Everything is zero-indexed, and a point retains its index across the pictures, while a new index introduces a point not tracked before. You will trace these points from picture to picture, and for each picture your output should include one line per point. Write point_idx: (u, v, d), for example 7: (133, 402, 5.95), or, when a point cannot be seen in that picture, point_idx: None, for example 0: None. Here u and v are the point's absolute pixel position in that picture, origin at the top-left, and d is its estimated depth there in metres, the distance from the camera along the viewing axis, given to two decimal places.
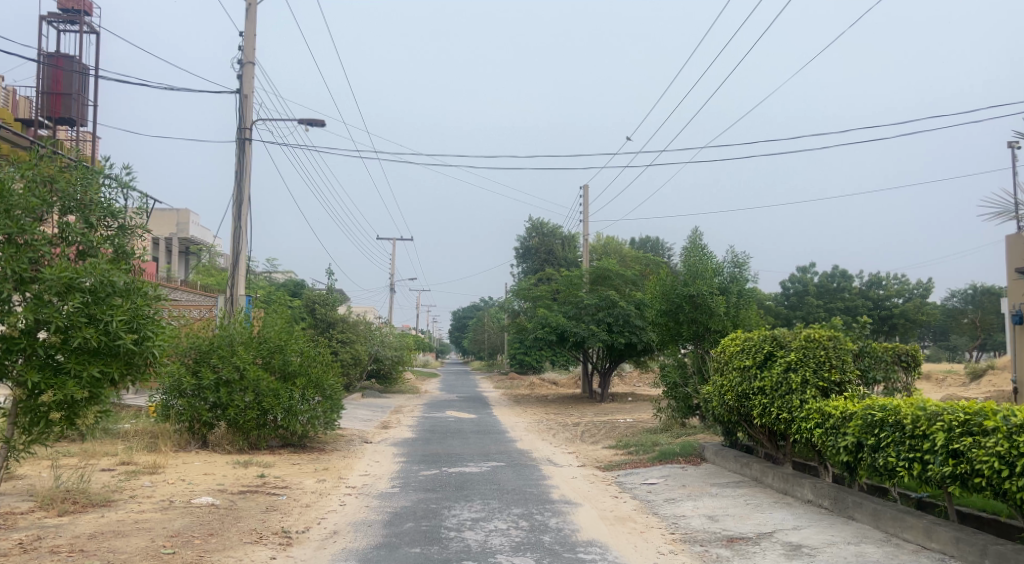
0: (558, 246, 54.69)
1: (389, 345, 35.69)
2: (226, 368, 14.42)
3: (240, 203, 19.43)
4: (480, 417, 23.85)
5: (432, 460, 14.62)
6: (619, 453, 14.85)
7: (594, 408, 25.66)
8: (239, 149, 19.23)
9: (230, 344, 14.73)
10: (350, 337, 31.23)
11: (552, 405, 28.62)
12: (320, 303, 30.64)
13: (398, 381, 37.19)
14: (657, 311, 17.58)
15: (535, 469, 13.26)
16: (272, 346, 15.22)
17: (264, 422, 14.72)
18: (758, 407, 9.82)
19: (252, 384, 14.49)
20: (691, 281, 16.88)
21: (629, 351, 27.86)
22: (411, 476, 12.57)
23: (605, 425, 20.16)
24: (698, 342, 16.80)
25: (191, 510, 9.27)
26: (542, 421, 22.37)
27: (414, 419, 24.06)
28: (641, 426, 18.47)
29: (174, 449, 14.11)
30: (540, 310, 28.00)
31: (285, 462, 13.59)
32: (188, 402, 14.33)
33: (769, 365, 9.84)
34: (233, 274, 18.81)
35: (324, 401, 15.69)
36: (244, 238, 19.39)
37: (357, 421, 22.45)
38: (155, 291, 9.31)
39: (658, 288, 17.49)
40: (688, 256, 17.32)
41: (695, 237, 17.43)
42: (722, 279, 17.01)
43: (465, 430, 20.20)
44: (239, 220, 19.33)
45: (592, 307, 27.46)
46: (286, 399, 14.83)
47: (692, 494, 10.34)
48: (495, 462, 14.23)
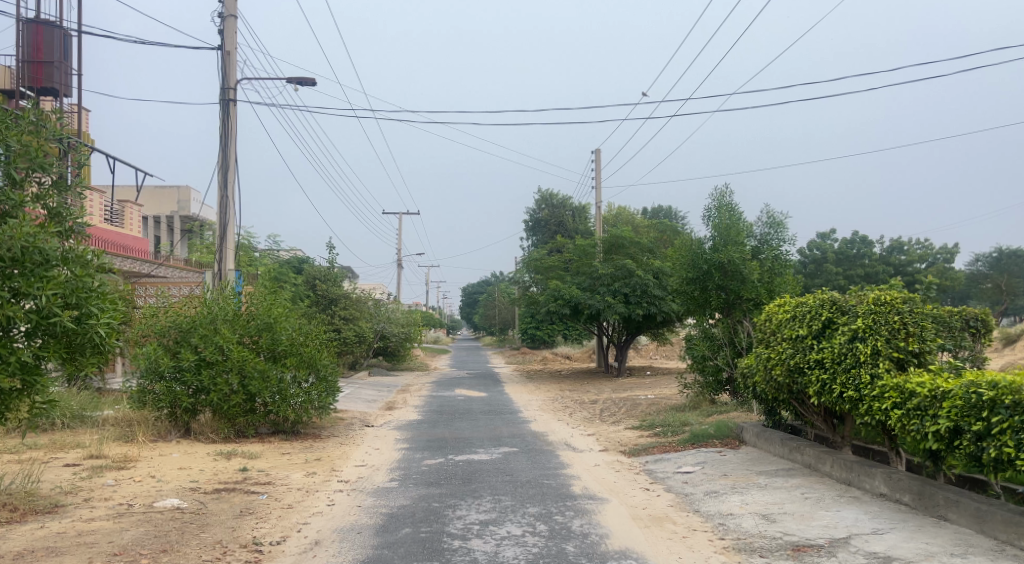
0: (568, 217, 53.06)
1: (395, 322, 34.26)
2: (208, 349, 12.95)
3: (226, 169, 17.95)
4: (492, 395, 22.41)
5: (438, 445, 13.19)
6: (645, 435, 13.37)
7: (611, 385, 24.14)
8: (224, 111, 17.99)
9: (213, 322, 13.29)
10: (354, 314, 29.74)
11: (568, 382, 27.20)
12: (321, 278, 29.19)
13: (406, 358, 35.81)
14: (682, 279, 16.11)
15: (553, 456, 11.84)
16: (260, 325, 13.75)
17: (252, 407, 13.33)
18: (815, 384, 8.30)
19: (238, 365, 13.06)
20: (720, 245, 15.33)
21: (648, 323, 26.32)
22: (412, 468, 11.13)
23: (626, 402, 18.69)
24: (728, 310, 15.23)
25: (149, 517, 7.87)
26: (557, 399, 20.94)
27: (422, 398, 22.68)
28: (665, 403, 16.98)
29: (152, 439, 12.73)
30: (553, 282, 26.52)
31: (273, 452, 12.20)
32: (166, 386, 12.88)
33: (828, 334, 8.32)
34: (221, 248, 17.43)
35: (318, 383, 14.26)
36: (232, 208, 17.92)
37: (360, 402, 21.10)
38: (99, 258, 7.99)
39: (683, 254, 15.98)
40: (716, 216, 15.74)
41: (724, 196, 15.82)
42: (753, 243, 15.52)
43: (474, 410, 18.76)
44: (225, 189, 17.82)
45: (608, 278, 25.93)
46: (275, 382, 13.42)
47: (737, 485, 8.87)
48: (507, 447, 12.78)
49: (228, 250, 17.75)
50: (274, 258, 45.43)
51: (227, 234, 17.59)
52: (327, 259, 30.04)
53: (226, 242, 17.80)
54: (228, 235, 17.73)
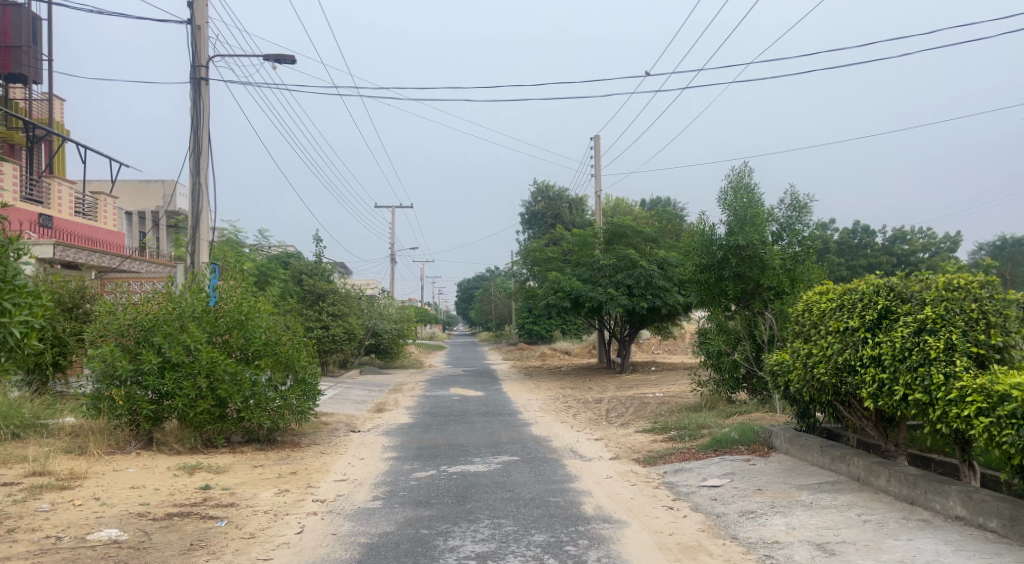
0: (565, 209, 51.80)
1: (387, 318, 32.94)
2: (172, 349, 11.55)
3: (198, 154, 16.60)
4: (489, 395, 21.12)
5: (430, 454, 11.87)
6: (659, 440, 12.07)
7: (614, 381, 22.88)
8: (195, 90, 16.70)
9: (179, 320, 11.94)
10: (343, 310, 28.16)
11: (568, 378, 25.94)
12: (308, 273, 27.90)
13: (399, 355, 34.44)
14: (693, 266, 14.79)
15: (558, 465, 10.55)
16: (230, 322, 12.38)
17: (222, 414, 11.99)
18: (870, 384, 6.99)
19: (206, 367, 11.69)
20: (737, 229, 13.94)
21: (652, 316, 25.02)
22: (399, 482, 9.83)
23: (633, 401, 17.40)
24: (745, 299, 14.01)
25: (79, 554, 6.54)
26: (559, 398, 19.65)
27: (414, 399, 21.38)
28: (677, 402, 15.69)
29: (108, 452, 11.45)
30: (552, 274, 25.27)
31: (245, 465, 10.91)
32: (124, 391, 11.58)
33: (887, 326, 7.02)
34: (193, 239, 16.12)
35: (296, 386, 12.92)
36: (205, 196, 16.60)
37: (348, 404, 19.78)
38: (13, 245, 6.65)
39: (694, 238, 14.62)
40: (732, 198, 14.18)
41: (742, 174, 14.34)
42: (774, 227, 13.99)
43: (470, 411, 17.47)
44: (197, 175, 16.49)
45: (610, 269, 24.66)
46: (248, 385, 12.08)
47: (777, 504, 7.58)
48: (506, 455, 11.48)
49: (200, 240, 16.47)
50: (262, 254, 44.09)
51: (200, 224, 16.29)
52: (316, 252, 28.66)
53: (199, 231, 16.52)
54: (200, 224, 16.44)
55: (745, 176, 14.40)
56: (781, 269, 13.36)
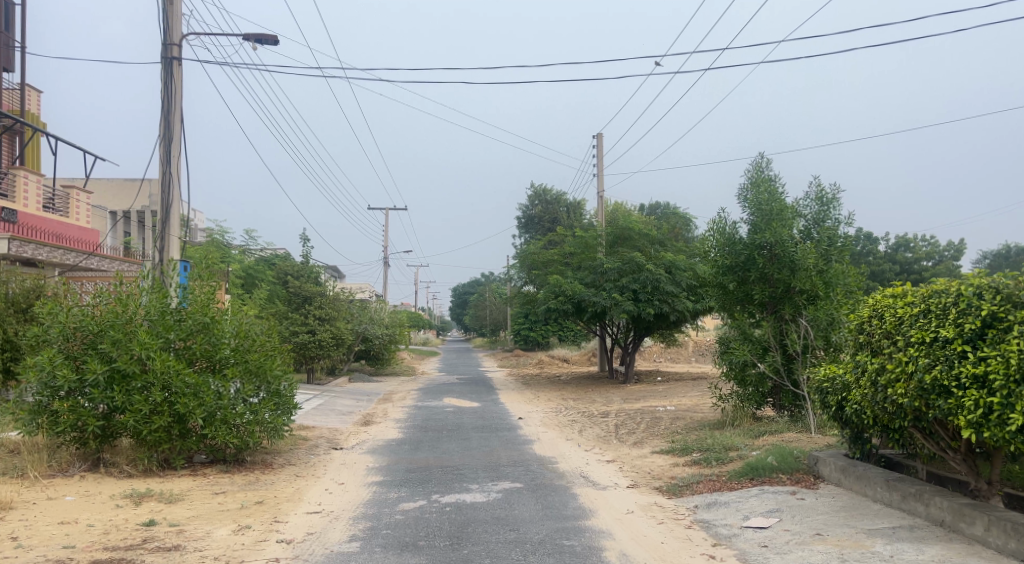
0: (563, 214, 50.42)
1: (379, 322, 31.46)
2: (121, 357, 10.15)
3: (169, 141, 15.14)
4: (485, 406, 19.64)
5: (420, 479, 10.38)
6: (681, 465, 10.58)
7: (619, 392, 21.46)
8: (166, 71, 15.27)
9: (130, 324, 10.51)
10: (331, 313, 26.51)
11: (568, 388, 24.53)
12: (294, 274, 26.46)
13: (390, 362, 32.97)
14: (708, 268, 13.25)
15: (568, 496, 9.10)
16: (194, 326, 10.88)
17: (181, 432, 10.48)
18: (972, 411, 5.56)
19: (161, 378, 10.24)
20: (763, 226, 12.26)
21: (658, 323, 23.61)
22: (381, 516, 8.35)
23: (643, 415, 15.93)
24: (770, 305, 12.42)
25: None
26: (562, 410, 18.22)
27: (405, 409, 19.92)
28: (693, 419, 14.25)
29: (47, 475, 10.06)
30: (553, 277, 23.79)
31: (203, 493, 9.46)
32: (65, 404, 10.17)
33: (994, 338, 5.59)
34: (161, 234, 14.64)
35: (268, 399, 11.31)
36: (176, 187, 15.13)
37: (334, 415, 18.32)
38: None
39: (709, 237, 13.03)
40: (754, 192, 12.43)
41: (762, 166, 12.52)
42: (802, 224, 12.28)
43: (465, 426, 16.00)
44: (168, 165, 15.04)
45: (614, 272, 23.22)
46: (211, 397, 10.55)
47: (847, 556, 6.12)
48: (507, 481, 9.99)
49: (171, 236, 14.98)
50: (251, 257, 42.63)
51: (170, 217, 14.81)
52: (303, 252, 27.11)
53: (170, 225, 15.04)
54: (171, 218, 14.98)
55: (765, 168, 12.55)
56: (815, 270, 11.81)
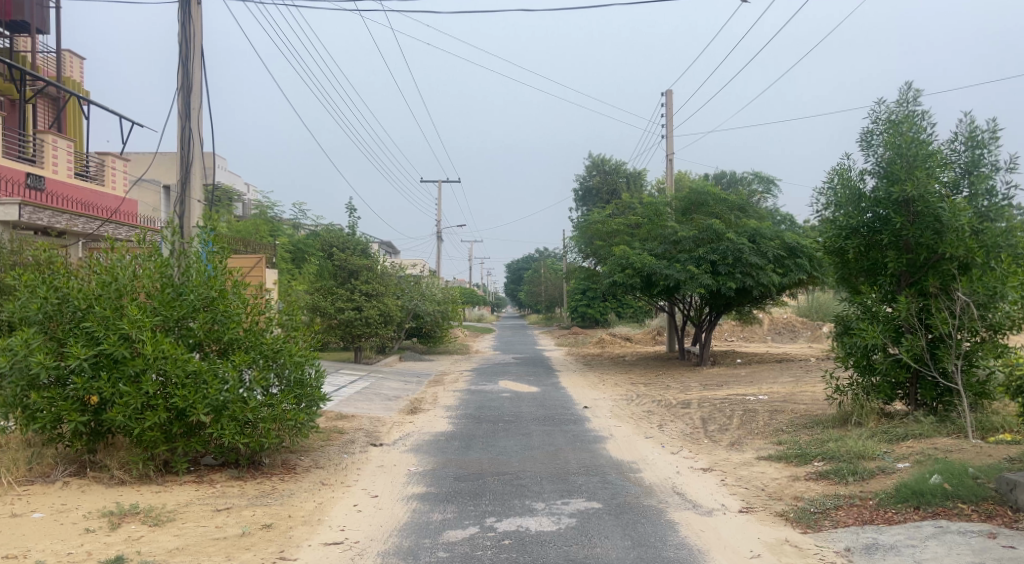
0: (622, 184, 47.73)
1: (430, 299, 29.47)
2: (107, 339, 8.19)
3: (188, 91, 13.26)
4: (546, 392, 17.55)
5: (471, 493, 8.34)
6: (802, 479, 8.32)
7: (695, 376, 19.15)
8: (183, 10, 13.41)
9: (120, 300, 8.59)
10: (378, 289, 24.61)
11: (635, 371, 22.32)
12: (339, 246, 24.44)
13: (443, 340, 31.11)
14: (822, 229, 10.93)
15: (664, 525, 6.95)
16: (198, 301, 8.90)
17: (182, 430, 8.52)
18: None
19: (156, 365, 8.26)
20: (902, 176, 9.82)
21: (739, 299, 21.12)
22: (419, 553, 6.32)
23: (732, 407, 13.63)
24: (907, 276, 10.11)
25: None
26: (633, 398, 16.03)
27: (456, 394, 17.95)
28: (799, 416, 11.92)
29: (23, 484, 8.22)
30: (619, 248, 21.44)
31: (200, 510, 7.49)
32: (43, 397, 8.27)
33: None
34: (180, 196, 12.75)
35: (288, 390, 9.30)
36: (196, 143, 13.24)
37: (378, 401, 16.42)
38: None
39: (826, 191, 10.71)
40: (889, 135, 10.01)
41: (906, 100, 10.10)
42: (949, 173, 9.80)
43: (524, 416, 13.92)
44: (187, 120, 13.15)
45: (690, 242, 20.78)
46: (218, 389, 8.55)
47: None
48: (581, 499, 7.86)
49: (191, 199, 13.06)
50: (301, 232, 41.24)
51: (191, 178, 12.90)
52: (349, 222, 25.18)
53: (190, 188, 13.15)
54: (191, 180, 13.09)
55: (909, 104, 10.11)
56: (970, 232, 9.33)
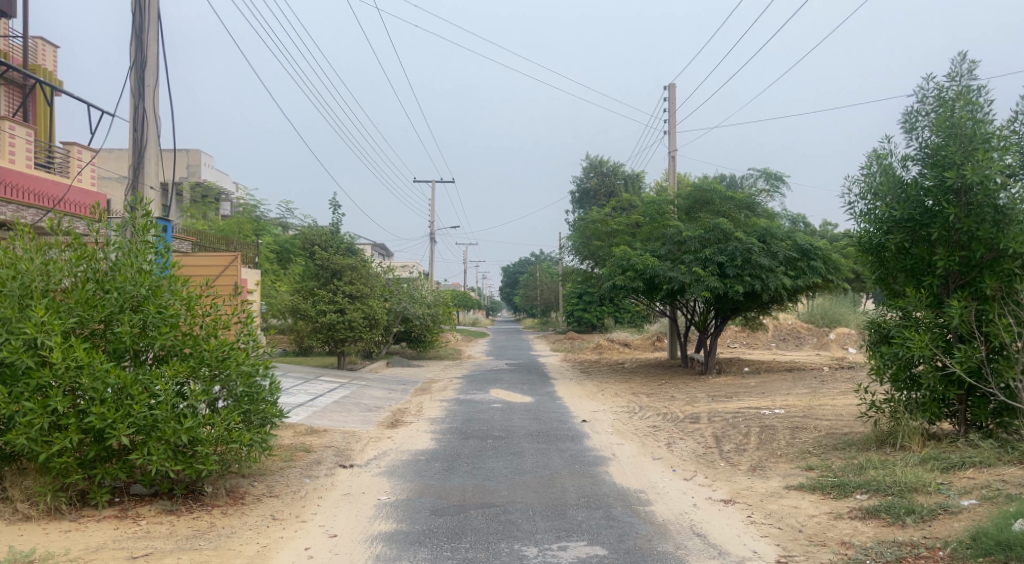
0: (620, 187, 46.36)
1: (420, 302, 28.03)
2: (8, 345, 6.77)
3: (142, 65, 11.56)
4: (540, 403, 16.15)
5: (449, 532, 6.95)
6: (846, 518, 6.94)
7: (701, 387, 17.79)
8: None
9: (28, 298, 7.17)
10: (363, 291, 23.15)
11: (636, 379, 20.95)
12: (320, 244, 23.03)
13: (433, 345, 29.66)
14: (859, 225, 9.60)
15: None
16: (125, 300, 7.46)
17: (100, 453, 7.06)
18: None
19: (67, 377, 6.83)
20: (958, 161, 8.47)
21: (747, 303, 19.75)
22: None
23: (747, 423, 12.25)
24: (956, 277, 8.81)
25: None
26: (635, 411, 14.64)
27: (443, 405, 16.52)
28: (826, 436, 10.54)
29: None
30: (619, 249, 20.03)
31: (109, 559, 6.05)
32: None
33: None
34: (131, 184, 11.08)
35: (236, 404, 7.84)
36: (152, 125, 11.57)
37: (356, 413, 14.97)
38: None
39: (864, 181, 9.33)
40: (941, 114, 8.67)
41: (961, 74, 8.76)
42: (1010, 158, 8.45)
43: (516, 432, 12.49)
44: (141, 97, 11.47)
45: (697, 242, 19.38)
46: (145, 406, 7.08)
47: None
48: (581, 544, 6.45)
49: (145, 188, 11.37)
50: (288, 233, 39.75)
51: (145, 163, 11.22)
52: (331, 220, 23.76)
53: (143, 174, 11.44)
54: (146, 166, 11.40)
55: (963, 79, 8.77)
56: None
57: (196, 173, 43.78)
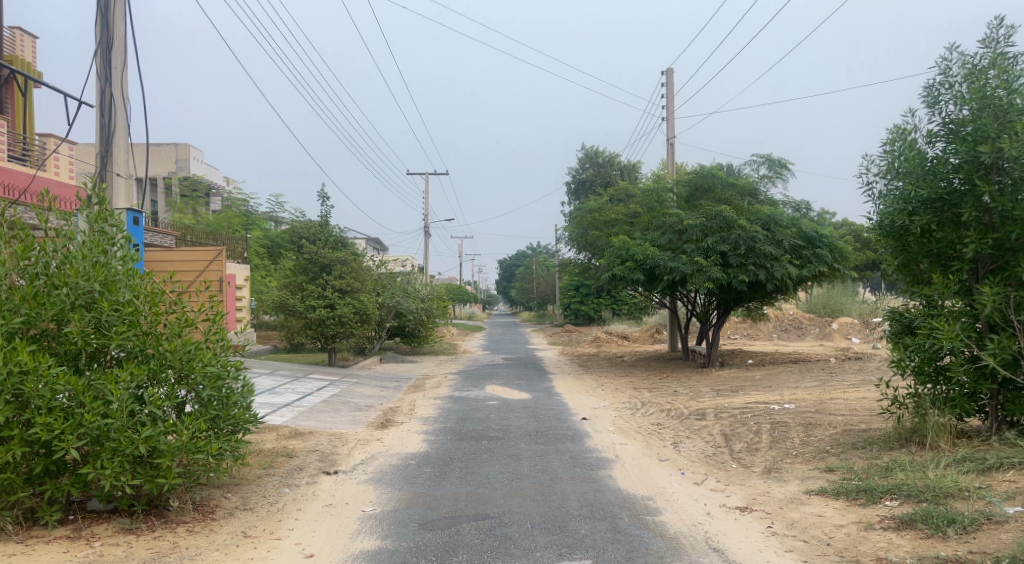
0: (617, 177, 45.65)
1: (413, 296, 27.31)
2: None
3: (109, 46, 10.77)
4: (538, 399, 15.46)
5: (437, 550, 6.27)
6: (878, 528, 6.26)
7: (705, 380, 17.13)
8: None
9: None
10: (354, 285, 22.43)
11: (637, 373, 20.29)
12: (309, 238, 22.27)
13: (428, 340, 28.96)
14: (879, 207, 8.91)
15: None
16: (77, 297, 6.77)
17: (48, 467, 6.41)
18: None
19: (7, 384, 6.15)
20: (992, 135, 7.77)
21: (751, 293, 19.07)
22: None
23: (757, 420, 11.57)
24: (987, 261, 8.13)
25: None
26: (638, 407, 13.96)
27: (437, 403, 15.82)
28: (843, 434, 9.87)
29: None
30: (618, 238, 19.33)
31: None
32: None
33: None
34: (98, 172, 10.31)
35: (202, 410, 7.14)
36: (120, 109, 10.78)
37: (345, 413, 14.25)
38: None
39: (885, 160, 8.67)
40: (973, 84, 7.97)
41: (994, 41, 8.05)
42: None
43: (513, 432, 11.80)
44: (107, 80, 10.69)
45: (698, 231, 18.69)
46: (98, 414, 6.41)
47: None
48: None
49: (113, 176, 10.58)
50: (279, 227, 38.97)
51: (112, 150, 10.47)
52: (320, 212, 23.00)
53: (111, 162, 10.65)
54: (114, 153, 10.61)
55: (996, 46, 8.05)
56: None
57: (185, 168, 42.95)
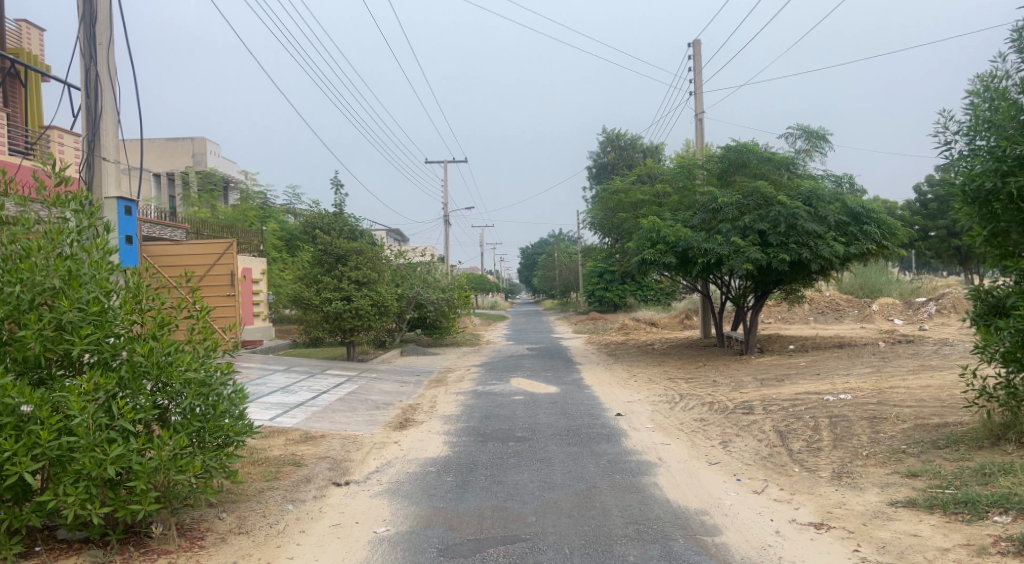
0: (640, 159, 44.34)
1: (433, 286, 26.31)
2: None
3: (91, 17, 9.25)
4: (567, 394, 14.40)
5: None
6: (995, 555, 5.17)
7: (745, 369, 16.00)
8: None
9: None
10: (371, 275, 21.46)
11: (670, 361, 19.20)
12: (323, 227, 21.28)
13: (449, 330, 27.99)
14: (962, 170, 7.72)
15: None
16: (33, 295, 5.81)
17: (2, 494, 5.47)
18: None
19: None
20: None
21: (791, 274, 17.88)
22: None
23: (811, 414, 10.45)
24: None
25: None
26: (677, 400, 12.87)
27: (459, 399, 14.79)
28: (914, 429, 8.74)
29: None
30: (647, 220, 18.15)
31: None
32: None
33: None
34: (86, 164, 8.98)
35: (183, 422, 6.18)
36: (108, 91, 9.36)
37: (361, 412, 13.25)
38: None
39: (971, 115, 7.57)
40: None
41: None
42: None
43: (542, 431, 10.76)
44: (92, 57, 9.23)
45: (735, 209, 17.49)
46: (57, 432, 5.47)
47: None
48: None
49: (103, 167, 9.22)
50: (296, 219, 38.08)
51: (101, 138, 9.10)
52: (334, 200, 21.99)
53: (100, 150, 9.25)
54: (102, 140, 9.22)
55: None
56: None
57: (201, 161, 42.21)
